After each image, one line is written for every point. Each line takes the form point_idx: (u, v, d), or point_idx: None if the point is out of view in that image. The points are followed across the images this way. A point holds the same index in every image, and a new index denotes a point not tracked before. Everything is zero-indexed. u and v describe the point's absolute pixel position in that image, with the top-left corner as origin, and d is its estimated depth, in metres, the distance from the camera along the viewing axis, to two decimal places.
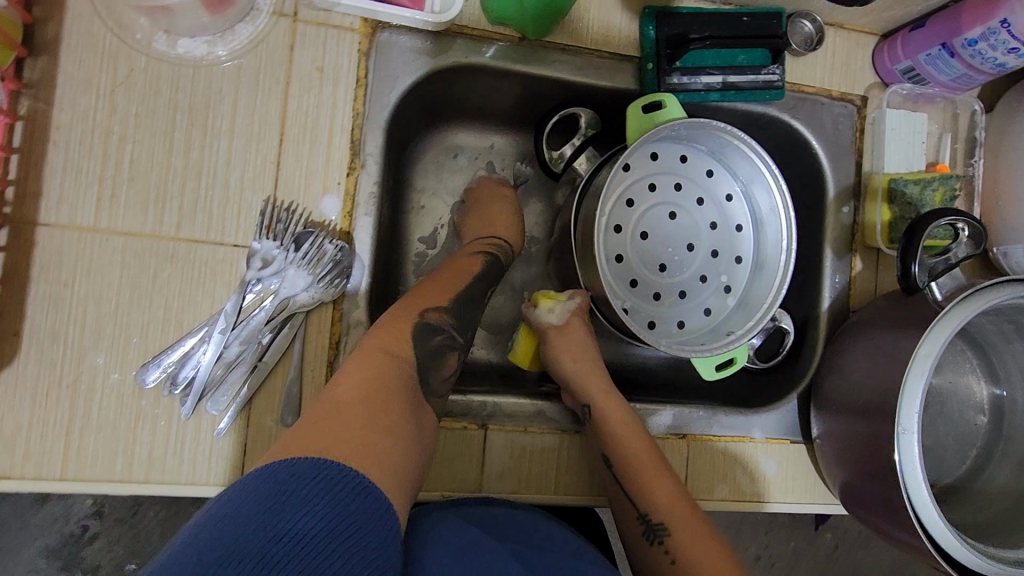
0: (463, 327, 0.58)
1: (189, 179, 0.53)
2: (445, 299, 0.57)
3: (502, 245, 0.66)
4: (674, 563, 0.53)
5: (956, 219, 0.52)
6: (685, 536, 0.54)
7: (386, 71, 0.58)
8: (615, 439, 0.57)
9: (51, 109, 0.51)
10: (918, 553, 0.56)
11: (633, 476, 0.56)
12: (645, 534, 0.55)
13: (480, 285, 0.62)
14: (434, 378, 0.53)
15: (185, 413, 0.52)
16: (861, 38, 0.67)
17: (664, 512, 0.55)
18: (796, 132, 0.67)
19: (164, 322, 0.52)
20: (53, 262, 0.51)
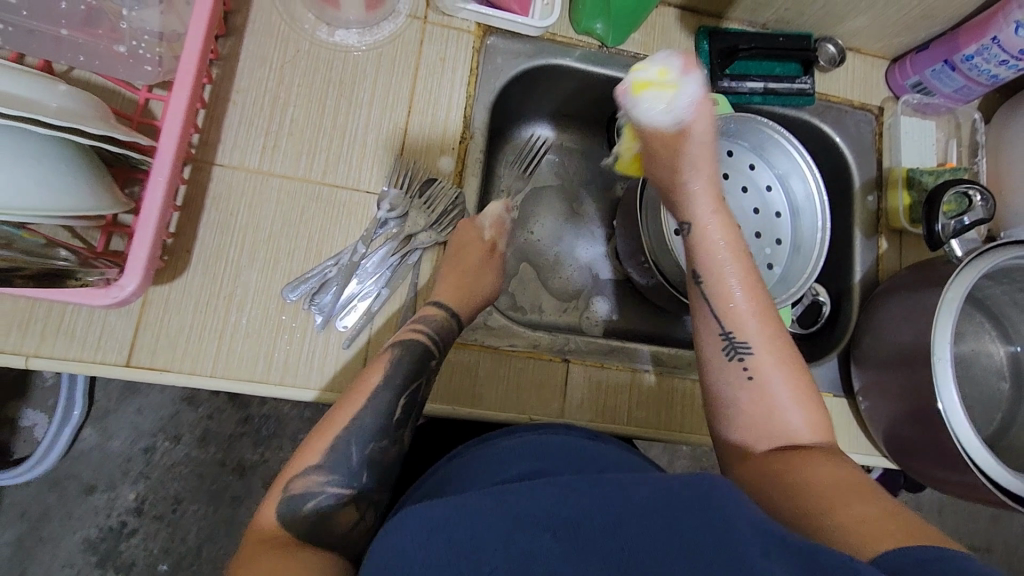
0: (359, 469, 0.51)
1: (335, 137, 0.65)
2: (337, 435, 0.52)
3: (428, 321, 0.59)
4: (751, 378, 0.53)
5: (966, 186, 0.64)
6: (766, 355, 0.54)
7: (492, 64, 0.70)
8: (711, 244, 0.59)
9: (232, 78, 0.63)
10: (967, 489, 0.62)
11: (723, 288, 0.57)
12: (725, 350, 0.55)
13: (389, 396, 0.54)
14: (328, 536, 0.47)
15: (319, 326, 0.61)
16: (876, 62, 0.81)
17: (747, 328, 0.55)
18: (824, 134, 0.79)
19: (306, 251, 0.62)
20: (222, 195, 0.61)
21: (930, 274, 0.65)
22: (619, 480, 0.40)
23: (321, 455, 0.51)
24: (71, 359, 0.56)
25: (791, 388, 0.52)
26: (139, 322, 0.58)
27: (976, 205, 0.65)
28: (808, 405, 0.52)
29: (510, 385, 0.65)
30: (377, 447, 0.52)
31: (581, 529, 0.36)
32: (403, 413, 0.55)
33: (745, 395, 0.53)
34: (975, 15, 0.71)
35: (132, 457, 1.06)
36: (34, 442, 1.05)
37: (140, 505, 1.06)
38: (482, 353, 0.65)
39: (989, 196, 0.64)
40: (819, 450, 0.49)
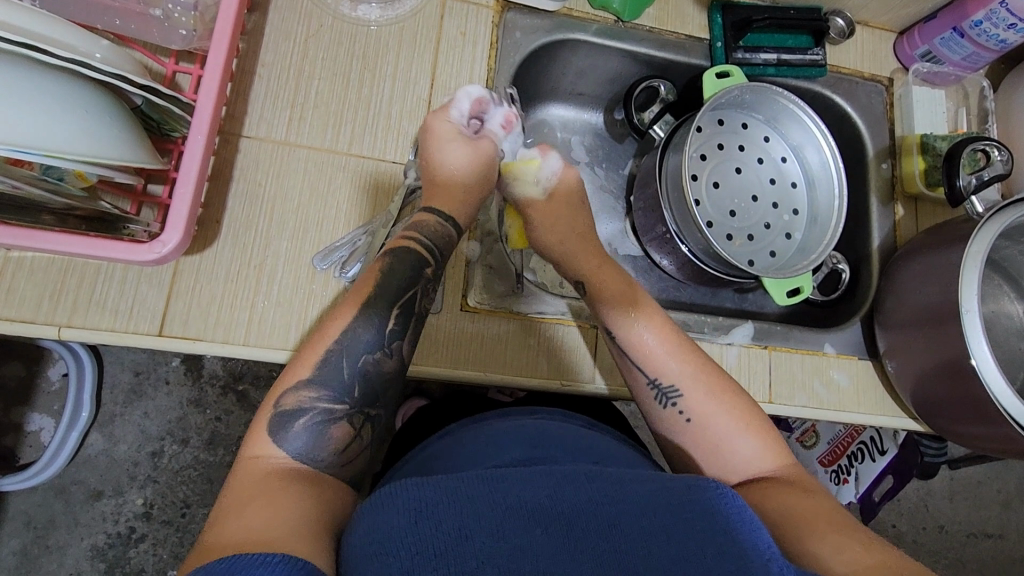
0: (352, 384, 0.51)
1: (360, 108, 0.65)
2: (328, 349, 0.51)
3: (433, 233, 0.58)
4: (688, 421, 0.57)
5: (976, 144, 0.66)
6: (698, 395, 0.57)
7: (511, 39, 0.71)
8: (617, 311, 0.61)
9: (258, 52, 0.64)
10: (1000, 439, 0.62)
11: (636, 344, 0.60)
12: (657, 399, 0.58)
13: (383, 308, 0.53)
14: (323, 452, 0.49)
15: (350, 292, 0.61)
16: (883, 35, 0.83)
17: (675, 373, 0.58)
18: (837, 104, 0.81)
19: (334, 221, 0.62)
20: (250, 166, 0.61)
21: (951, 231, 0.66)
22: (621, 477, 0.45)
23: (313, 368, 0.50)
24: (103, 330, 0.56)
25: (725, 421, 0.56)
26: (170, 292, 0.57)
27: (996, 160, 0.66)
28: (753, 432, 0.56)
29: (540, 351, 0.65)
30: (371, 359, 0.52)
31: (575, 523, 0.41)
32: (398, 326, 0.54)
33: (689, 437, 0.57)
34: None
35: (139, 461, 1.02)
36: (41, 447, 1.01)
37: (148, 510, 1.02)
38: (511, 320, 0.65)
39: (1006, 152, 0.66)
40: (783, 479, 0.53)
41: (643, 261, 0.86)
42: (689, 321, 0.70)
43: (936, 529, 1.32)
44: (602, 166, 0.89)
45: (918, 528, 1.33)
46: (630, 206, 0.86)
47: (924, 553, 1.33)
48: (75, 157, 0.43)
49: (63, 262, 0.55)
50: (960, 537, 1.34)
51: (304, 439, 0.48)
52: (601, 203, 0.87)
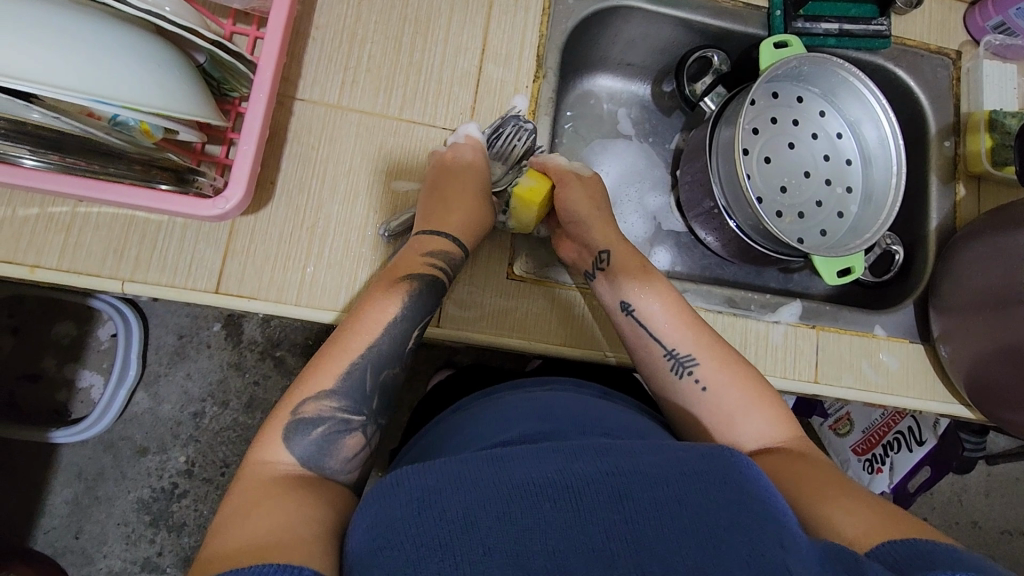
0: (372, 396, 0.53)
1: (411, 74, 0.65)
2: (354, 362, 0.53)
3: (448, 257, 0.59)
4: (705, 390, 0.55)
5: None
6: (714, 364, 0.56)
7: (563, 4, 0.69)
8: (635, 285, 0.60)
9: (311, 16, 0.64)
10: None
11: (653, 319, 0.59)
12: (674, 369, 0.57)
13: (407, 326, 0.55)
14: (335, 459, 0.50)
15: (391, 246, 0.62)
16: (954, 4, 0.79)
17: (689, 342, 0.57)
18: (900, 78, 0.77)
19: (382, 186, 0.63)
20: (303, 130, 0.62)
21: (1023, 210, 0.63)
22: (633, 452, 0.43)
23: (337, 380, 0.52)
24: (162, 285, 0.57)
25: (740, 394, 0.54)
26: (226, 251, 0.59)
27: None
28: (766, 407, 0.54)
29: (581, 322, 0.65)
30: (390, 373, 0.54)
31: (583, 496, 0.39)
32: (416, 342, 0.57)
33: (703, 408, 0.55)
34: None
35: (182, 421, 1.06)
36: (91, 403, 1.06)
37: (190, 468, 1.06)
38: (553, 288, 0.65)
39: None
40: (797, 451, 0.51)
41: (686, 236, 0.85)
42: (737, 297, 0.69)
43: (969, 524, 1.29)
44: (648, 139, 0.87)
45: (949, 522, 1.31)
46: (676, 180, 0.84)
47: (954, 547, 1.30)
48: (150, 109, 0.44)
49: (127, 219, 0.57)
50: (993, 534, 1.31)
51: (316, 446, 0.49)
52: (648, 176, 0.86)
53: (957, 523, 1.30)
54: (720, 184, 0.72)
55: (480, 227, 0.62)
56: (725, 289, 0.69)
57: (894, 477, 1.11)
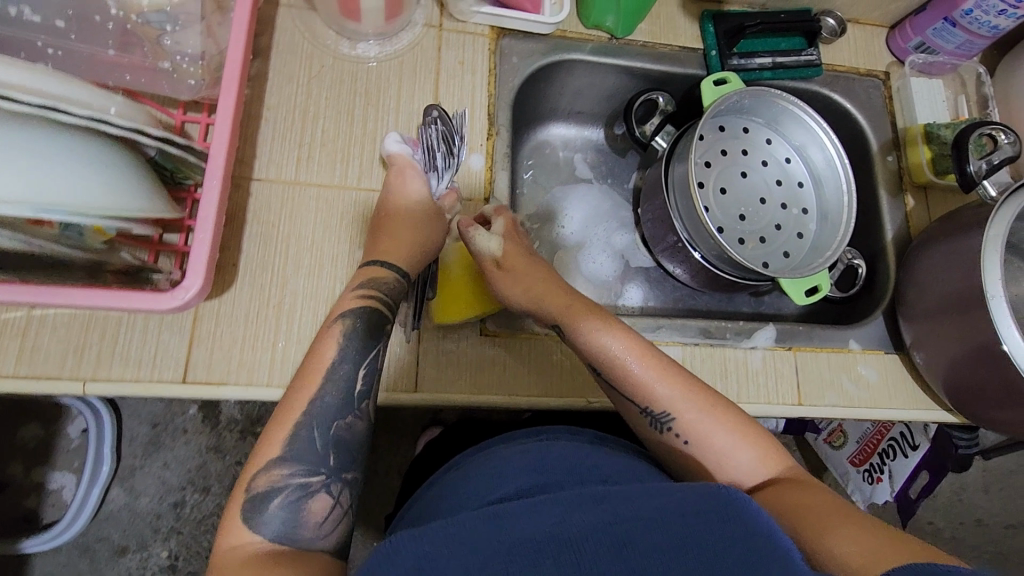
0: (327, 452, 0.50)
1: (366, 144, 0.66)
2: (297, 422, 0.50)
3: (382, 284, 0.58)
4: (687, 444, 0.54)
5: (986, 128, 0.64)
6: (687, 415, 0.54)
7: (508, 64, 0.73)
8: (604, 341, 0.57)
9: (262, 97, 0.65)
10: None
11: (623, 379, 0.56)
12: (653, 425, 0.55)
13: (349, 369, 0.53)
14: (304, 527, 0.47)
15: None
16: (874, 30, 0.84)
17: (666, 394, 0.55)
18: (836, 102, 0.81)
19: (348, 255, 0.63)
20: (262, 208, 0.62)
21: (968, 214, 0.66)
22: (629, 496, 0.42)
23: (282, 447, 0.49)
24: (127, 381, 0.56)
25: (724, 437, 0.53)
26: (192, 338, 0.57)
27: (1004, 143, 0.64)
28: (750, 442, 0.53)
29: (559, 370, 0.64)
30: (342, 424, 0.51)
31: (583, 550, 0.38)
32: (365, 385, 0.54)
33: (688, 461, 0.54)
34: None
35: (161, 514, 1.01)
36: (62, 507, 1.00)
37: (173, 563, 1.00)
38: (525, 339, 0.64)
39: (1013, 134, 0.64)
40: (786, 482, 0.51)
41: (656, 271, 0.86)
42: (711, 328, 0.69)
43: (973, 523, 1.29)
44: (607, 182, 0.89)
45: (954, 523, 1.31)
46: (639, 217, 0.86)
47: (964, 548, 1.30)
48: (97, 211, 0.44)
49: (85, 316, 0.56)
50: (1001, 528, 1.31)
51: (280, 518, 0.47)
52: (611, 216, 0.88)
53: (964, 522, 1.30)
54: (681, 219, 0.74)
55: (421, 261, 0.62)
56: (698, 321, 0.69)
57: (893, 485, 1.11)
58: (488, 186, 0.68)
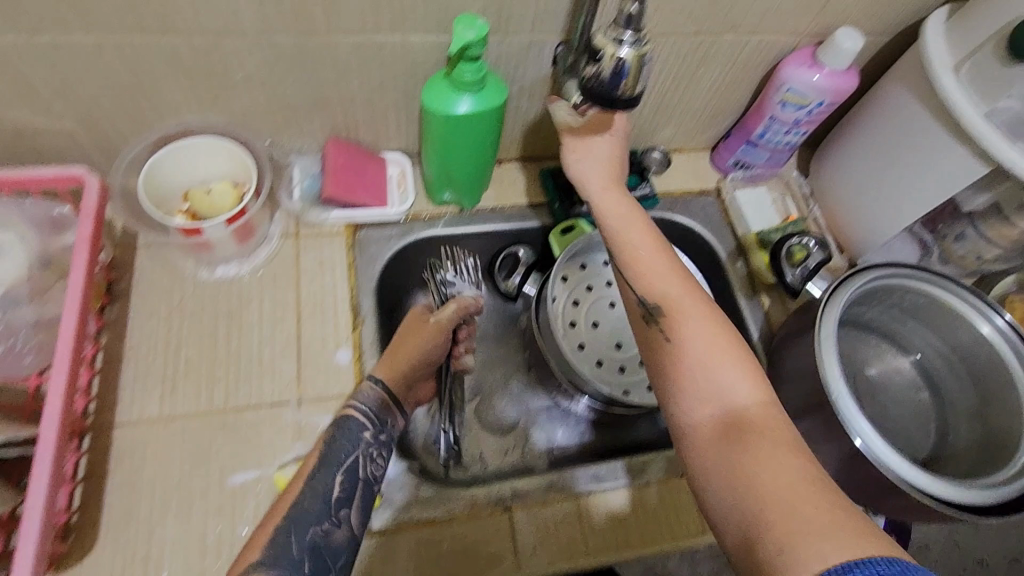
0: (303, 559, 0.53)
1: (231, 364, 0.67)
2: (278, 526, 0.54)
3: (367, 395, 0.65)
4: (669, 341, 0.52)
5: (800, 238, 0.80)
6: (689, 327, 0.52)
7: (367, 254, 0.77)
8: (654, 280, 0.57)
9: (122, 338, 0.67)
10: (912, 509, 0.62)
11: (687, 331, 0.52)
12: (691, 385, 0.50)
13: (330, 479, 0.58)
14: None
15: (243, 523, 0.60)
16: (698, 154, 0.94)
17: (683, 322, 0.53)
18: (679, 223, 0.89)
19: (219, 484, 0.62)
20: (126, 454, 0.62)
21: (802, 318, 0.71)
22: None
23: (262, 551, 0.52)
24: None
25: (723, 359, 0.50)
26: None
27: (813, 248, 0.80)
28: (740, 364, 0.50)
29: (460, 552, 0.63)
30: (319, 530, 0.55)
31: None
32: (345, 492, 0.58)
33: (671, 356, 0.52)
34: (752, 101, 0.83)
35: None
36: None
37: None
38: (442, 521, 0.64)
39: (818, 240, 0.79)
40: (758, 411, 0.47)
41: (556, 408, 0.86)
42: (602, 471, 0.69)
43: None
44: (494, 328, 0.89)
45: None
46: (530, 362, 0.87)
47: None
48: None
49: None
50: None
51: None
52: (503, 364, 0.88)
53: None
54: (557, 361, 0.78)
55: (401, 368, 0.68)
56: (588, 467, 0.69)
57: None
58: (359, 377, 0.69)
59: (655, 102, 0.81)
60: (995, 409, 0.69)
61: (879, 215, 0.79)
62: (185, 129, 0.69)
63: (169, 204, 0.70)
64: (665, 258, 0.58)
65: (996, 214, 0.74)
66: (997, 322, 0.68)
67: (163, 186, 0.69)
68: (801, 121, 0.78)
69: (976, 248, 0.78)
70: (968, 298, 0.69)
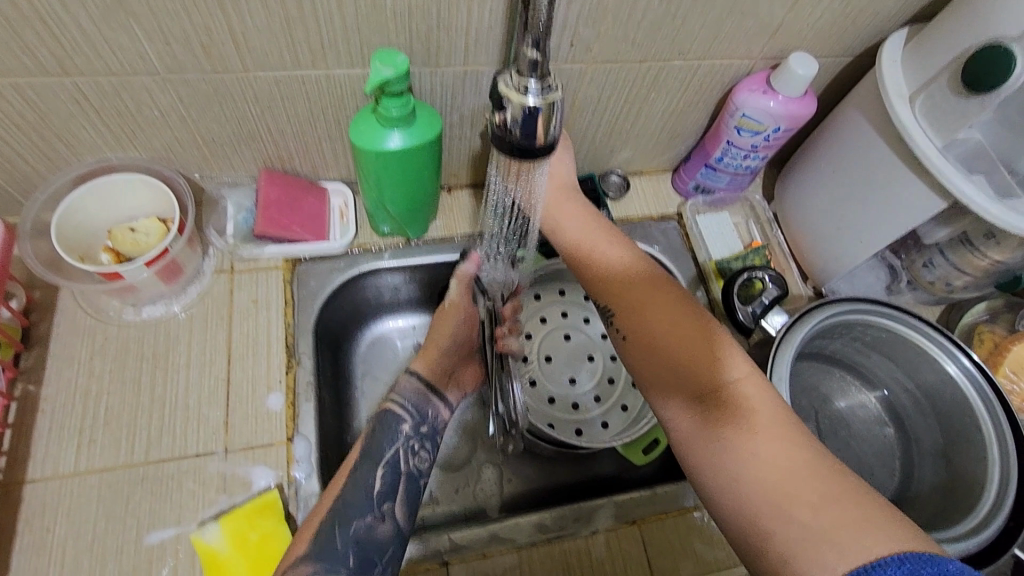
0: (347, 553, 0.56)
1: (154, 411, 0.64)
2: (324, 521, 0.57)
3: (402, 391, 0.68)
4: (626, 338, 0.58)
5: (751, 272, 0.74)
6: (649, 326, 0.57)
7: (306, 290, 0.74)
8: (598, 273, 0.62)
9: (39, 386, 0.64)
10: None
11: (672, 331, 0.55)
12: (690, 390, 0.53)
13: (372, 473, 0.61)
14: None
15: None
16: (659, 176, 0.91)
17: (637, 318, 0.57)
18: (638, 250, 0.85)
19: (135, 544, 0.58)
20: (37, 513, 0.58)
21: (755, 355, 0.68)
22: None
23: (308, 544, 0.55)
24: None
25: (695, 343, 0.54)
26: None
27: (770, 286, 0.73)
28: (714, 341, 0.54)
29: None
30: (365, 523, 0.58)
31: None
32: (386, 487, 0.61)
33: (643, 351, 0.57)
34: (711, 124, 0.80)
35: None
36: None
37: None
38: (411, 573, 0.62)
39: (771, 274, 0.73)
40: (749, 395, 0.51)
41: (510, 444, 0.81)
42: (547, 521, 0.65)
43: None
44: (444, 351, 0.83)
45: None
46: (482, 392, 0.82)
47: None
48: None
49: None
50: None
51: None
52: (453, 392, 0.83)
53: None
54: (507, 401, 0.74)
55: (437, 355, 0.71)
56: (533, 515, 0.65)
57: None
58: (290, 424, 0.66)
59: (607, 126, 0.78)
60: (959, 454, 0.65)
61: (842, 247, 0.75)
62: (108, 165, 0.66)
63: (93, 244, 0.67)
64: (608, 244, 0.63)
65: (965, 244, 0.69)
66: (962, 362, 0.64)
67: (85, 226, 0.66)
68: (758, 147, 0.75)
69: (946, 276, 0.74)
70: (932, 337, 0.66)
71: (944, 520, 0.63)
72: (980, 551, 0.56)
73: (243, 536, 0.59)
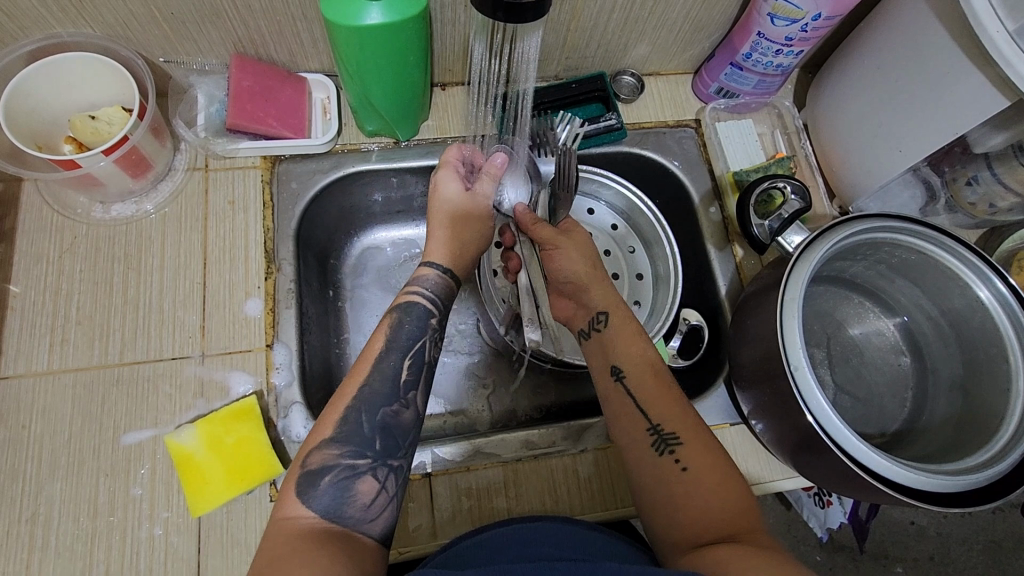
0: (374, 437, 0.50)
1: (128, 312, 0.62)
2: (364, 400, 0.51)
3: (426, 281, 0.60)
4: (683, 469, 0.52)
5: (772, 181, 0.69)
6: (659, 407, 0.56)
7: (287, 191, 0.68)
8: (627, 350, 0.60)
9: (8, 284, 0.61)
10: (865, 494, 0.55)
11: (646, 388, 0.57)
12: (655, 445, 0.54)
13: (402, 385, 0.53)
14: (350, 508, 0.47)
15: (136, 485, 0.56)
16: (679, 79, 0.82)
17: (655, 401, 0.56)
18: (651, 159, 0.78)
19: (112, 443, 0.57)
20: (11, 409, 0.57)
21: (768, 275, 0.62)
22: None
23: (335, 427, 0.49)
24: None
25: (719, 502, 0.50)
26: None
27: (791, 198, 0.69)
28: (733, 494, 0.51)
29: None
30: (389, 411, 0.51)
31: None
32: (412, 374, 0.54)
33: (670, 484, 0.52)
34: (741, 14, 0.70)
35: None
36: None
37: None
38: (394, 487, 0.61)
39: (795, 185, 0.68)
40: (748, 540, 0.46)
41: (506, 362, 0.79)
42: (534, 438, 0.65)
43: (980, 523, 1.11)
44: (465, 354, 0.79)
45: (938, 517, 1.19)
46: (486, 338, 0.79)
47: (955, 546, 1.18)
48: None
49: None
50: (988, 516, 1.19)
51: (331, 494, 0.47)
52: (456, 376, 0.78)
53: (950, 525, 1.19)
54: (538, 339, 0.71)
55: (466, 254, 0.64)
56: (521, 432, 0.65)
57: (846, 506, 0.97)
58: (269, 331, 0.63)
59: (623, 15, 0.68)
60: (981, 383, 0.61)
61: (877, 160, 0.67)
62: (60, 43, 0.59)
63: (54, 133, 0.62)
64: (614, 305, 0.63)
65: (1017, 154, 0.61)
66: (996, 286, 0.58)
67: (42, 112, 0.60)
68: (793, 40, 0.65)
69: (990, 195, 0.66)
70: (965, 257, 0.59)
71: (952, 453, 0.59)
72: (993, 484, 0.52)
73: (219, 439, 0.57)
